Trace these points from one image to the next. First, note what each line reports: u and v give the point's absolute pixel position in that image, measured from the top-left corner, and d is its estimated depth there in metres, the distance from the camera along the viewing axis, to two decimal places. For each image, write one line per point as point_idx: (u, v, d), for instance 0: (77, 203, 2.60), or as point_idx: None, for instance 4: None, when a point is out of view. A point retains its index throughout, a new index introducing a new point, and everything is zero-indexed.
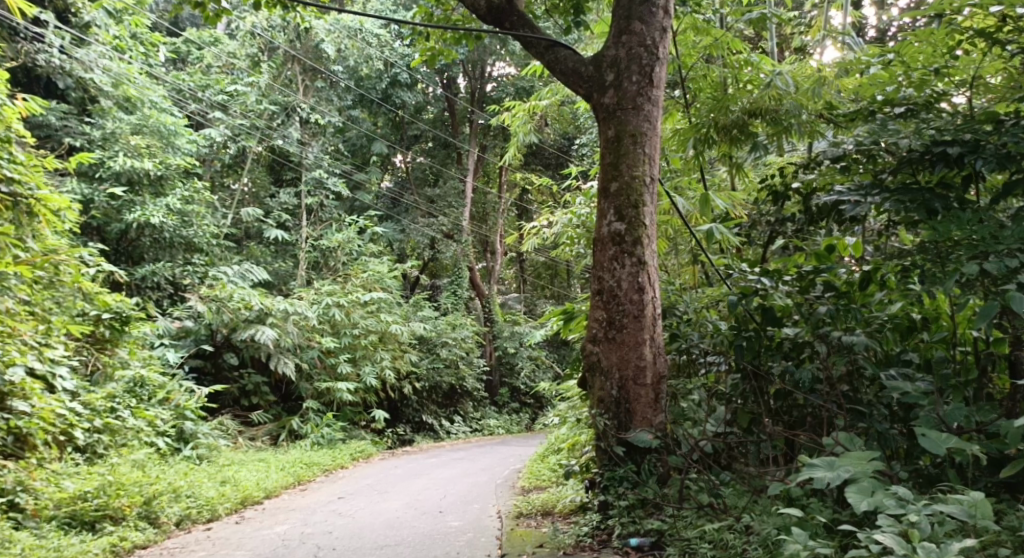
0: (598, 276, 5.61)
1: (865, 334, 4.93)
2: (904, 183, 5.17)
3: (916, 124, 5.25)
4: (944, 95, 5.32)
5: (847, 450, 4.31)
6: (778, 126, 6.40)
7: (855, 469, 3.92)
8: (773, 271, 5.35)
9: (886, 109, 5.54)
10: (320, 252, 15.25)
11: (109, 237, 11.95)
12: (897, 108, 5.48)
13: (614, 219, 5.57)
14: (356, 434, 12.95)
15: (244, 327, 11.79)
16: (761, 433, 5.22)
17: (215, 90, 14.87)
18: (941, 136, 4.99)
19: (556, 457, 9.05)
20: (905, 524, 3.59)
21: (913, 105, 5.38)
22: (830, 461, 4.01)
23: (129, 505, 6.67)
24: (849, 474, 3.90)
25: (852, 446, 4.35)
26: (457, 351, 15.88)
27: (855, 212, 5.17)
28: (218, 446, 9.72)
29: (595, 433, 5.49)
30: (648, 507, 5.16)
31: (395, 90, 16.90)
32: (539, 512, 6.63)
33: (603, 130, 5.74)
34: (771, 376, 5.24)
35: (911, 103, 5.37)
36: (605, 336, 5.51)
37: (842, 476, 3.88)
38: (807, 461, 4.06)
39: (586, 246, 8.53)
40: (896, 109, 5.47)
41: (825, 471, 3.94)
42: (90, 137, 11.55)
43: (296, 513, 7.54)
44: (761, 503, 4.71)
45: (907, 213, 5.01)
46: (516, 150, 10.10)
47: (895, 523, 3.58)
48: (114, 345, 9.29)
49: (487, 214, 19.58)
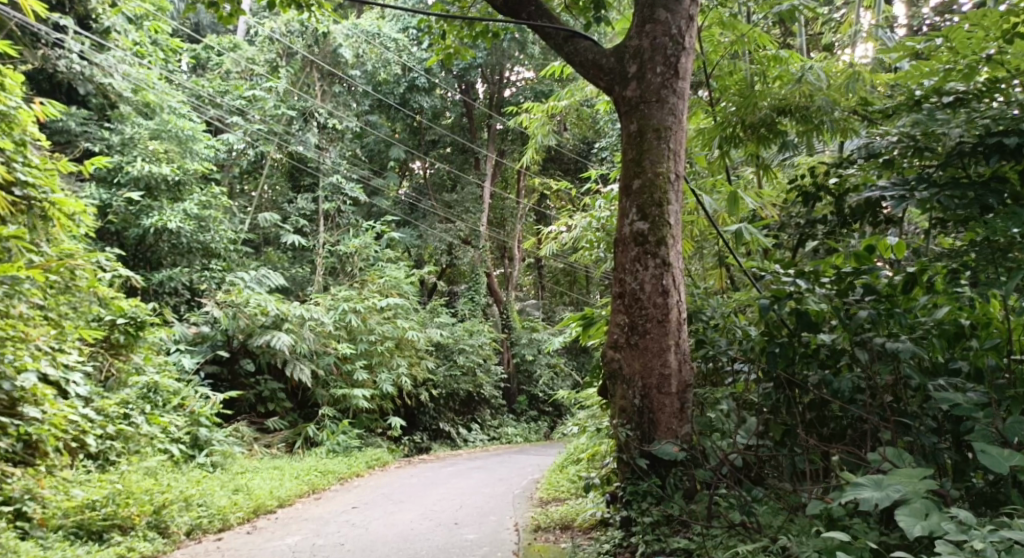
0: (620, 278, 5.37)
1: (910, 341, 4.63)
2: (955, 177, 4.93)
3: (965, 113, 4.98)
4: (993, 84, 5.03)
5: (895, 467, 4.03)
6: (809, 124, 6.20)
7: (906, 488, 3.64)
8: (809, 273, 5.00)
9: (931, 98, 5.26)
10: (337, 257, 15.10)
11: (127, 242, 11.85)
12: (945, 97, 5.18)
13: (636, 218, 5.34)
14: (372, 441, 12.76)
15: (260, 333, 11.65)
16: (795, 446, 4.94)
17: (233, 95, 14.81)
18: (995, 126, 4.77)
19: (576, 468, 8.80)
20: (969, 551, 3.32)
21: (963, 93, 5.10)
22: (877, 479, 3.73)
23: (139, 514, 6.49)
24: (900, 494, 3.62)
25: (900, 462, 4.07)
26: (475, 357, 15.68)
27: (899, 208, 4.85)
28: (233, 453, 9.55)
29: (617, 444, 5.26)
30: (674, 524, 4.90)
31: (413, 95, 16.56)
32: (558, 526, 6.40)
33: (626, 124, 5.51)
34: (807, 386, 4.97)
35: (961, 90, 5.11)
36: (626, 342, 5.28)
37: (892, 496, 3.60)
38: (852, 480, 3.78)
39: (606, 250, 8.26)
40: (944, 97, 5.18)
41: (872, 491, 3.67)
42: (109, 142, 11.43)
43: (308, 524, 7.33)
44: (798, 522, 4.44)
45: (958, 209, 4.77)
46: (535, 153, 9.89)
47: (958, 551, 3.31)
48: (129, 351, 9.06)
49: (505, 219, 19.48)
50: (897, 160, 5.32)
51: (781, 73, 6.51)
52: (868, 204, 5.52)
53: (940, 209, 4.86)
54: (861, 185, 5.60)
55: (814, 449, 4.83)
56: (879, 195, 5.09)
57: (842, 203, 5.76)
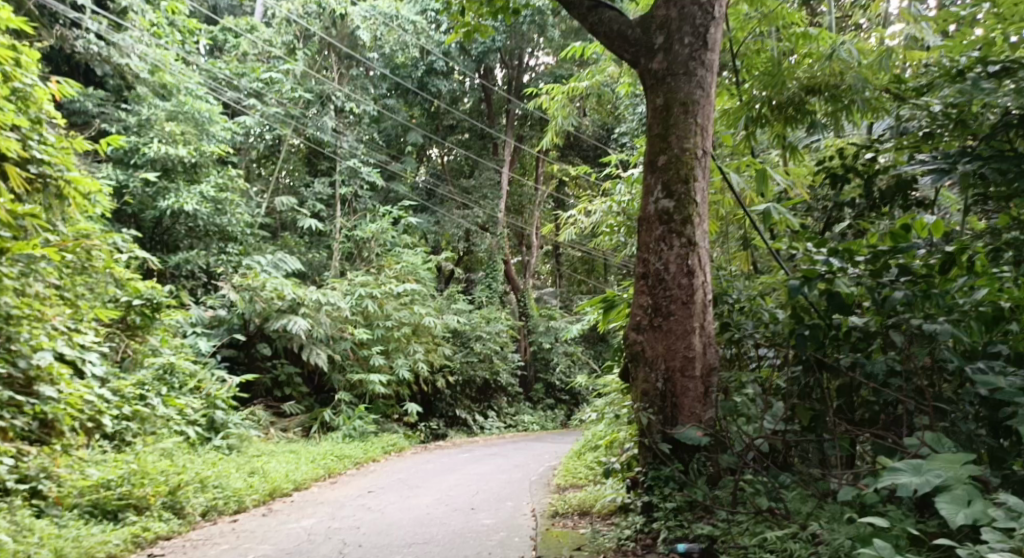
0: (643, 258, 5.24)
1: (947, 323, 4.48)
2: (999, 150, 4.74)
3: (1013, 82, 4.75)
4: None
5: (934, 452, 3.88)
6: (838, 104, 6.02)
7: (948, 473, 3.49)
8: (843, 251, 4.88)
9: (974, 69, 5.02)
10: (354, 242, 15.02)
11: (144, 224, 11.78)
12: (990, 66, 4.94)
13: (661, 196, 5.20)
14: (388, 427, 12.70)
15: (277, 317, 11.59)
16: (824, 433, 4.80)
17: (251, 78, 14.68)
18: None
19: (594, 454, 8.69)
20: (1019, 540, 3.17)
21: (1009, 63, 4.85)
22: (916, 465, 3.57)
23: (154, 494, 6.44)
24: (941, 479, 3.46)
25: (939, 447, 3.91)
26: (492, 344, 15.57)
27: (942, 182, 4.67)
28: (249, 436, 9.51)
29: (638, 429, 5.14)
30: (697, 510, 4.78)
31: (430, 78, 16.51)
32: (576, 512, 6.29)
33: (651, 98, 5.36)
34: (837, 370, 4.83)
35: (1005, 60, 4.86)
36: (649, 324, 5.15)
37: (933, 482, 3.45)
38: (889, 465, 3.62)
39: (627, 234, 8.10)
40: (989, 67, 4.94)
41: (911, 477, 3.52)
42: (125, 123, 11.37)
43: (324, 507, 7.27)
44: (829, 509, 4.30)
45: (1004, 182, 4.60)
46: (554, 136, 9.73)
47: (1007, 539, 3.17)
48: (145, 332, 9.01)
49: (522, 206, 19.35)
50: (938, 134, 5.16)
51: (809, 50, 6.28)
52: (900, 185, 5.54)
53: (983, 182, 4.71)
54: (892, 166, 5.60)
55: (844, 435, 4.68)
56: (921, 169, 4.92)
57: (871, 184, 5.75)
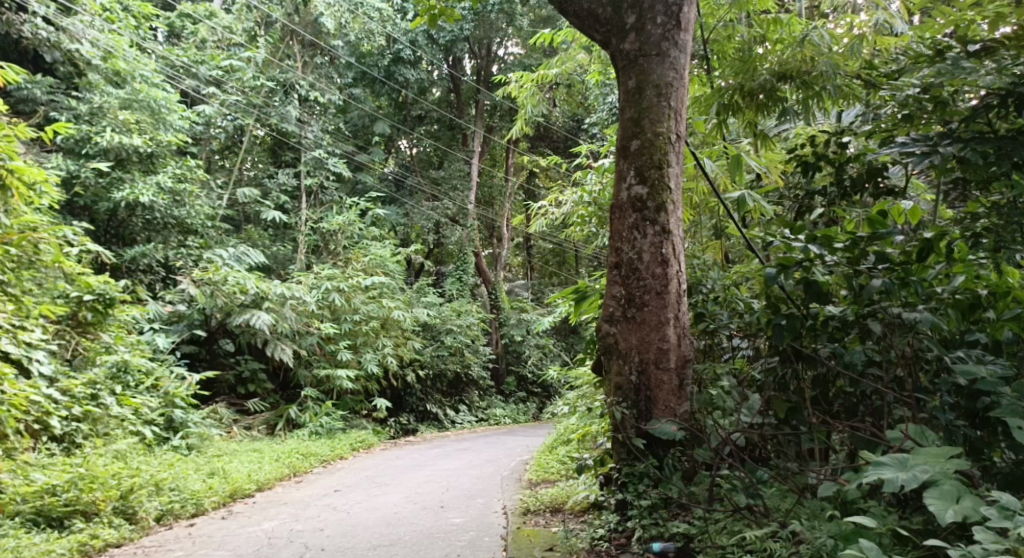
0: (616, 247, 5.05)
1: (927, 311, 4.35)
2: (981, 132, 4.56)
3: (995, 62, 4.57)
4: (1022, 26, 4.58)
5: (917, 445, 3.73)
6: (810, 90, 5.84)
7: (934, 468, 3.34)
8: (822, 237, 4.70)
9: (955, 48, 4.81)
10: (320, 235, 14.67)
11: (97, 216, 11.31)
12: (971, 46, 4.75)
13: (634, 181, 5.01)
14: (356, 423, 12.44)
15: (239, 312, 11.26)
16: (802, 425, 4.64)
17: (210, 66, 14.16)
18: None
19: (566, 449, 8.52)
20: (1011, 539, 3.03)
21: (991, 42, 4.66)
22: (901, 459, 3.41)
23: (104, 499, 6.12)
24: (928, 474, 3.31)
25: (923, 440, 3.76)
26: (462, 338, 15.32)
27: (923, 164, 4.44)
28: (210, 435, 9.23)
29: (611, 424, 4.96)
30: (673, 508, 4.62)
31: (398, 67, 16.25)
32: (548, 509, 6.11)
33: (623, 80, 5.16)
34: (815, 360, 4.67)
35: (987, 38, 4.69)
36: (622, 315, 4.98)
37: (920, 478, 3.29)
38: (873, 460, 3.46)
39: (598, 225, 7.88)
40: (969, 47, 4.74)
41: (897, 472, 3.35)
42: (76, 111, 10.92)
43: (287, 508, 7.00)
44: (809, 505, 4.14)
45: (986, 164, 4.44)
46: (523, 123, 9.50)
47: (999, 539, 3.03)
48: (97, 329, 8.62)
49: (493, 197, 19.12)
50: (916, 115, 4.95)
51: (780, 37, 6.05)
52: (871, 172, 5.51)
53: (963, 165, 4.54)
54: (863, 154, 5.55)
55: (821, 428, 4.53)
56: (900, 151, 4.69)
57: (842, 172, 5.67)
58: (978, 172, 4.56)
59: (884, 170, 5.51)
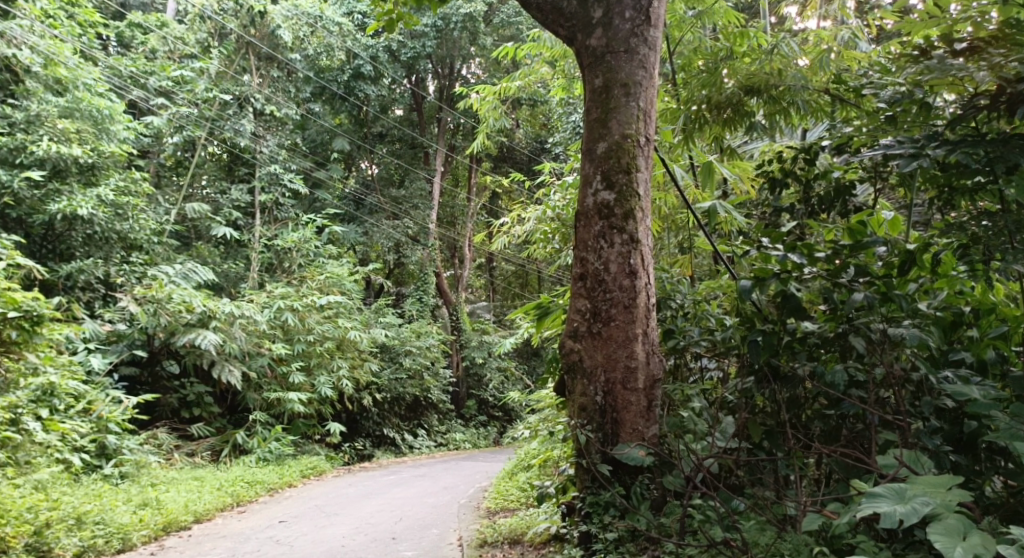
0: (581, 257, 4.72)
1: (911, 327, 4.06)
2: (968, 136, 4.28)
3: (983, 59, 4.21)
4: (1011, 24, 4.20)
5: (910, 473, 3.41)
6: (777, 105, 5.57)
7: (936, 500, 3.03)
8: (801, 246, 4.39)
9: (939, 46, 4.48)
10: (274, 252, 14.14)
11: (32, 230, 10.66)
12: (957, 44, 4.38)
13: (601, 187, 4.69)
14: (308, 449, 11.89)
15: (183, 331, 10.67)
16: (778, 450, 4.31)
17: (159, 76, 13.60)
18: (1015, 74, 4.07)
19: (527, 475, 8.10)
20: None
21: (977, 40, 4.31)
22: (899, 490, 3.10)
23: (14, 535, 5.55)
24: (930, 507, 3.00)
25: (918, 468, 3.44)
26: (422, 360, 14.83)
27: (912, 166, 4.17)
28: (147, 463, 8.76)
29: (575, 449, 4.61)
30: (641, 541, 4.25)
31: (358, 83, 15.73)
32: (506, 541, 5.69)
33: (589, 77, 4.85)
34: (793, 380, 4.35)
35: (973, 37, 4.32)
36: (587, 331, 4.63)
37: (921, 511, 2.98)
38: (868, 491, 3.15)
39: (562, 242, 7.51)
40: (956, 45, 4.38)
41: (894, 505, 3.03)
42: (11, 120, 10.34)
43: (225, 542, 6.48)
44: (790, 539, 3.78)
45: (973, 171, 4.15)
46: (485, 136, 9.14)
47: None
48: (22, 349, 7.74)
49: (455, 217, 18.75)
50: (900, 118, 4.72)
51: (747, 49, 5.77)
52: (839, 191, 5.32)
53: (950, 170, 4.26)
54: (830, 171, 5.35)
55: (800, 453, 4.21)
56: (885, 153, 4.41)
57: (810, 190, 5.49)
58: (963, 180, 4.27)
59: (852, 189, 5.32)
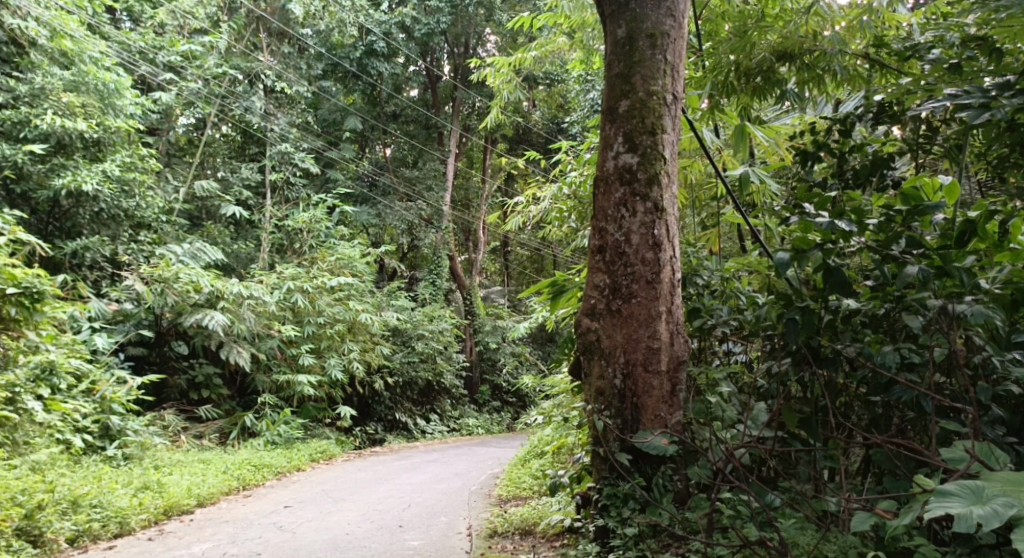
0: (600, 226, 4.38)
1: (971, 304, 3.71)
2: None
3: None
4: None
5: (980, 467, 3.15)
6: (811, 73, 5.07)
7: (1018, 501, 2.80)
8: (848, 214, 4.03)
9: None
10: (284, 233, 13.86)
11: (38, 206, 10.40)
12: None
13: (622, 149, 4.35)
14: (318, 432, 11.64)
15: (191, 311, 10.42)
16: (816, 439, 3.99)
17: (168, 51, 13.08)
18: None
19: (540, 463, 7.82)
20: None
21: None
22: (975, 489, 2.88)
23: (4, 518, 5.31)
24: (1011, 508, 2.78)
25: (992, 463, 3.14)
26: (434, 344, 14.55)
27: (982, 118, 3.91)
28: (151, 445, 8.53)
29: (592, 436, 4.30)
30: (664, 537, 3.95)
31: (370, 60, 15.33)
32: (517, 532, 5.40)
33: (611, 28, 4.50)
34: (835, 364, 4.01)
35: None
36: (606, 308, 4.31)
37: (1002, 513, 2.76)
38: (939, 489, 2.94)
39: (577, 221, 7.16)
40: None
41: (970, 506, 2.82)
42: (15, 92, 10.02)
43: (227, 526, 6.23)
44: (834, 538, 3.48)
45: None
46: (498, 112, 8.73)
47: None
48: (21, 327, 7.63)
49: (469, 199, 18.52)
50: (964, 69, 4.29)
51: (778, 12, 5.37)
52: (876, 164, 4.89)
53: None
54: (866, 144, 4.94)
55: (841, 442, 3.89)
56: (950, 104, 4.14)
57: (843, 164, 5.09)
58: None
59: (890, 162, 4.90)
